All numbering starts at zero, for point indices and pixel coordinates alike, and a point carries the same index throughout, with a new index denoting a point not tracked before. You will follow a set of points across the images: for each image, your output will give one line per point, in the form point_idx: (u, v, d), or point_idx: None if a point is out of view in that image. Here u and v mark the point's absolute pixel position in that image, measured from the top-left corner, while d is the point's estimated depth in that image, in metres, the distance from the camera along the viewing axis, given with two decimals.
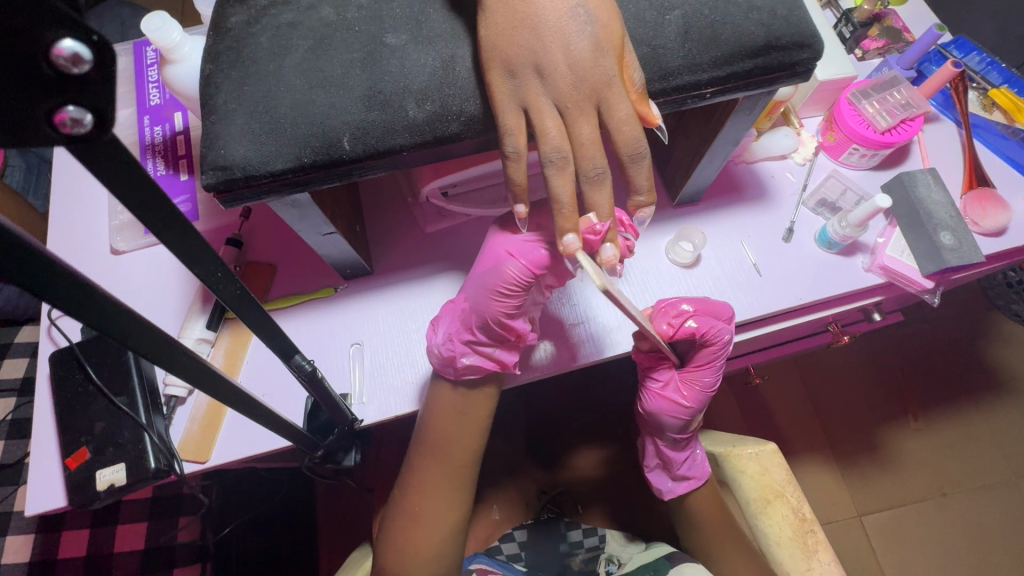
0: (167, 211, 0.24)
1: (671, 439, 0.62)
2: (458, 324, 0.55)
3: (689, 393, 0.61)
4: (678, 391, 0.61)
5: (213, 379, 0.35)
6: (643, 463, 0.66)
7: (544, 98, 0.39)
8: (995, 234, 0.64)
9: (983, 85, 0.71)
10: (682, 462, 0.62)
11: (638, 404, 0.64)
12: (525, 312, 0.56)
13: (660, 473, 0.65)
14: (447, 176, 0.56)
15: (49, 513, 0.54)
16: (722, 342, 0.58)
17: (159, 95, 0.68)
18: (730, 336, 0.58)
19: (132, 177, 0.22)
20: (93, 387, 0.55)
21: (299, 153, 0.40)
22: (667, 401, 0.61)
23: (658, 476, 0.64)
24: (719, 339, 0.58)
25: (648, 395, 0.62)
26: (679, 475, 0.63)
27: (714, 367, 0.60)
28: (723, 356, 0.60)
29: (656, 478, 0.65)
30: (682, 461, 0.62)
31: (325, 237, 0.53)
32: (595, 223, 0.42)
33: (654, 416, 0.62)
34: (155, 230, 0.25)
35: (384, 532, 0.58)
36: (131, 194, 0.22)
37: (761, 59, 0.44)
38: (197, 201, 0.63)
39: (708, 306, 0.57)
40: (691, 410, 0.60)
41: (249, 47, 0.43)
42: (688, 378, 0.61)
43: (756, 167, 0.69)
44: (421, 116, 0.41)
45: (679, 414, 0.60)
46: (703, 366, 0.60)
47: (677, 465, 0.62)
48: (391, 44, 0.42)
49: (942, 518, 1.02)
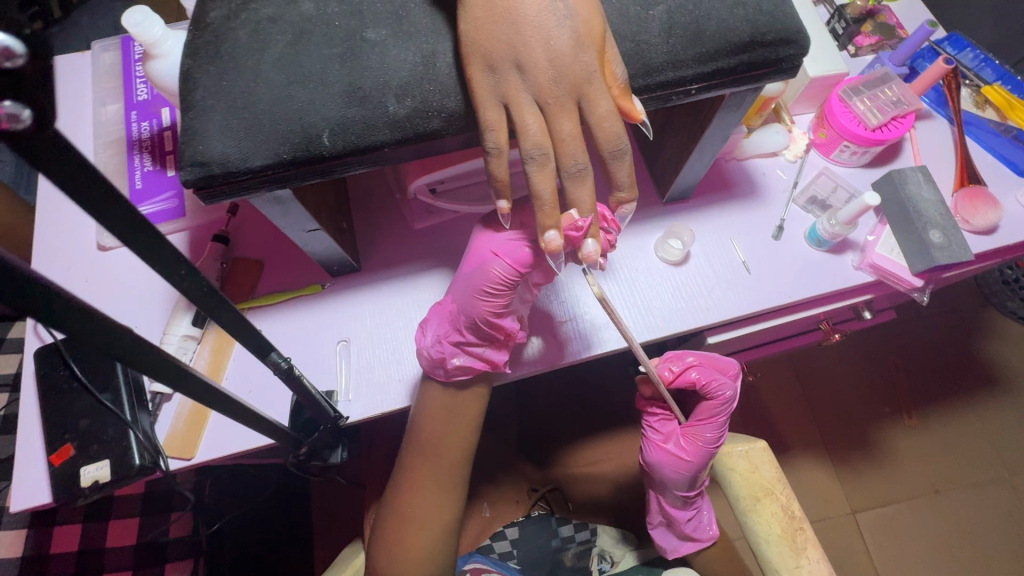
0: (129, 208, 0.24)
1: (671, 491, 0.61)
2: (447, 326, 0.55)
3: (691, 447, 0.59)
4: (679, 442, 0.60)
5: (190, 381, 0.34)
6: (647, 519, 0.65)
7: (523, 94, 0.38)
8: (985, 231, 0.63)
9: (976, 82, 0.71)
10: (686, 522, 0.61)
11: (642, 455, 0.64)
12: (513, 310, 0.56)
13: (664, 530, 0.64)
14: (435, 172, 0.56)
15: (34, 509, 0.54)
16: (722, 394, 0.60)
17: (146, 90, 0.68)
18: (731, 391, 0.60)
19: (89, 173, 0.22)
20: (77, 384, 0.55)
21: (278, 149, 0.40)
22: (665, 449, 0.60)
23: (661, 533, 0.64)
24: (718, 392, 0.60)
25: (648, 444, 0.62)
26: (686, 534, 0.63)
27: (716, 422, 0.59)
28: (727, 413, 0.60)
29: (660, 535, 0.64)
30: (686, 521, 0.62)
31: (310, 234, 0.53)
32: (577, 220, 0.42)
33: (653, 465, 0.61)
34: (117, 228, 0.24)
35: (375, 530, 0.58)
36: (89, 190, 0.22)
37: (746, 55, 0.43)
38: (184, 198, 0.63)
39: (711, 359, 0.62)
40: (689, 461, 0.59)
41: (228, 42, 0.42)
42: (689, 432, 0.60)
43: (746, 164, 0.68)
44: (401, 112, 0.40)
45: (677, 463, 0.59)
46: (706, 422, 0.60)
47: (683, 522, 0.62)
48: (371, 39, 0.42)
49: (935, 516, 1.03)
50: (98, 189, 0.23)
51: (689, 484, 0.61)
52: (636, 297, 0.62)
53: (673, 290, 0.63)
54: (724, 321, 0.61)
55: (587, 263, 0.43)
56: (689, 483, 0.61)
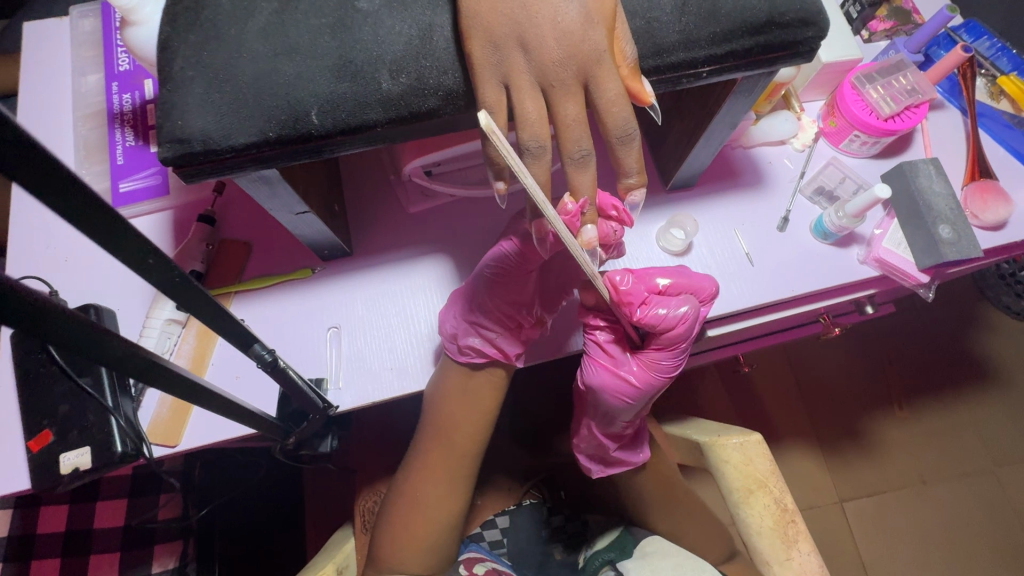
0: (74, 180, 0.23)
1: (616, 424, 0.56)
2: (464, 305, 0.55)
3: (639, 372, 0.52)
4: (626, 363, 0.52)
5: (167, 376, 0.32)
6: (578, 443, 0.63)
7: (526, 75, 0.36)
8: (995, 227, 0.62)
9: (992, 72, 0.68)
10: (614, 449, 0.59)
11: (580, 379, 0.56)
12: (535, 303, 0.55)
13: (591, 456, 0.64)
14: (430, 154, 0.53)
15: (13, 494, 0.52)
16: (683, 331, 0.49)
17: (128, 60, 0.65)
18: (698, 319, 0.49)
19: None
20: (56, 367, 0.53)
21: (262, 126, 0.37)
22: (610, 371, 0.52)
23: (588, 458, 0.63)
24: (683, 328, 0.49)
25: (592, 364, 0.54)
26: (612, 459, 0.63)
27: (676, 349, 0.51)
28: (687, 339, 0.50)
29: (587, 459, 0.63)
30: (615, 446, 0.61)
31: (299, 216, 0.51)
32: (568, 205, 0.39)
33: (596, 389, 0.54)
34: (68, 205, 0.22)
35: (382, 514, 0.60)
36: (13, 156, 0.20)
37: (762, 36, 0.41)
38: (167, 175, 0.61)
39: (683, 283, 0.52)
40: (637, 390, 0.52)
41: (211, 8, 0.40)
42: (642, 358, 0.52)
43: (753, 152, 0.66)
44: (395, 89, 0.38)
45: (624, 394, 0.52)
46: (658, 348, 0.51)
47: (613, 452, 0.61)
48: (364, 9, 0.39)
49: (920, 505, 1.03)
50: (37, 155, 0.21)
51: (625, 419, 0.55)
52: None
53: None
54: (726, 312, 0.60)
55: (585, 250, 0.40)
56: (625, 419, 0.55)
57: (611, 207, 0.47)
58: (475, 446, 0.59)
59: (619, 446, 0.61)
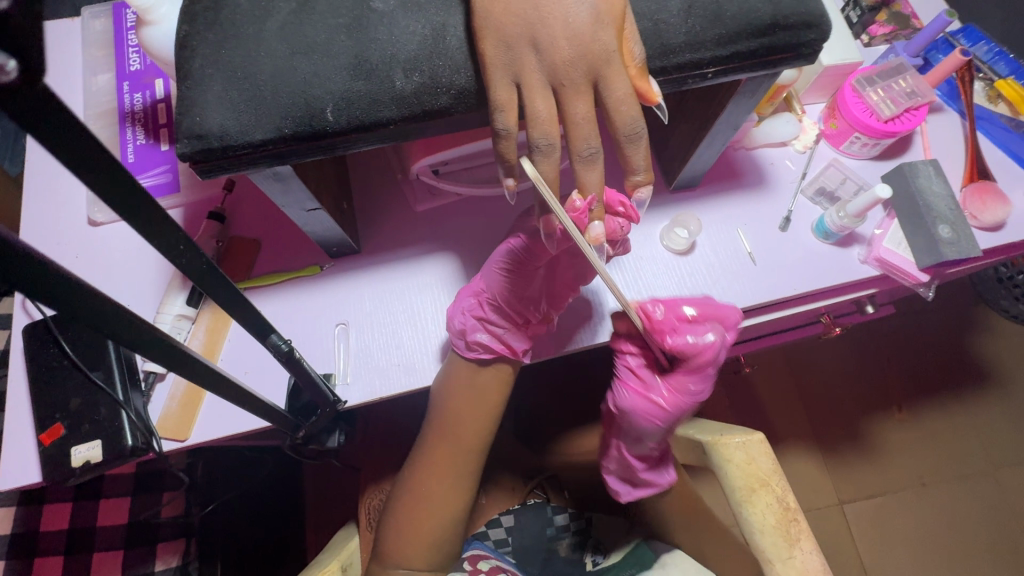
0: (112, 172, 0.24)
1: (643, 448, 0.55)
2: (472, 301, 0.56)
3: (667, 395, 0.52)
4: (657, 387, 0.53)
5: (189, 362, 0.33)
6: (605, 466, 0.63)
7: (537, 75, 0.37)
8: (993, 228, 0.63)
9: (989, 76, 0.70)
10: (641, 470, 0.59)
11: (612, 402, 0.56)
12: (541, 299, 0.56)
13: (619, 477, 0.64)
14: (439, 153, 0.54)
15: (23, 488, 0.53)
16: (710, 356, 0.50)
17: (139, 60, 0.66)
18: (726, 345, 0.50)
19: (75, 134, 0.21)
20: (68, 362, 0.54)
21: (279, 123, 0.38)
22: (641, 394, 0.53)
23: (614, 480, 0.63)
24: (712, 353, 0.50)
25: (623, 387, 0.54)
26: (640, 482, 0.62)
27: (705, 374, 0.51)
28: (716, 363, 0.51)
29: (614, 481, 0.63)
30: (643, 469, 0.60)
31: (310, 214, 0.52)
32: (577, 202, 0.39)
33: (626, 413, 0.54)
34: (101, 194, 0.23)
35: (387, 510, 0.61)
36: None
37: (766, 38, 0.42)
38: (178, 173, 0.61)
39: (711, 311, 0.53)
40: (666, 413, 0.52)
41: (228, 7, 0.40)
42: (672, 382, 0.52)
43: (756, 153, 0.67)
44: (409, 87, 0.39)
45: (653, 416, 0.52)
46: (687, 372, 0.51)
47: (640, 474, 0.60)
48: (379, 9, 0.40)
49: (919, 507, 1.04)
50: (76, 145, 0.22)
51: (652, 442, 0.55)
52: (641, 284, 0.62)
53: (678, 278, 0.62)
54: (728, 309, 0.61)
55: (592, 245, 0.41)
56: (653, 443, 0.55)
57: (617, 203, 0.47)
58: (480, 443, 0.59)
59: (647, 467, 0.60)
